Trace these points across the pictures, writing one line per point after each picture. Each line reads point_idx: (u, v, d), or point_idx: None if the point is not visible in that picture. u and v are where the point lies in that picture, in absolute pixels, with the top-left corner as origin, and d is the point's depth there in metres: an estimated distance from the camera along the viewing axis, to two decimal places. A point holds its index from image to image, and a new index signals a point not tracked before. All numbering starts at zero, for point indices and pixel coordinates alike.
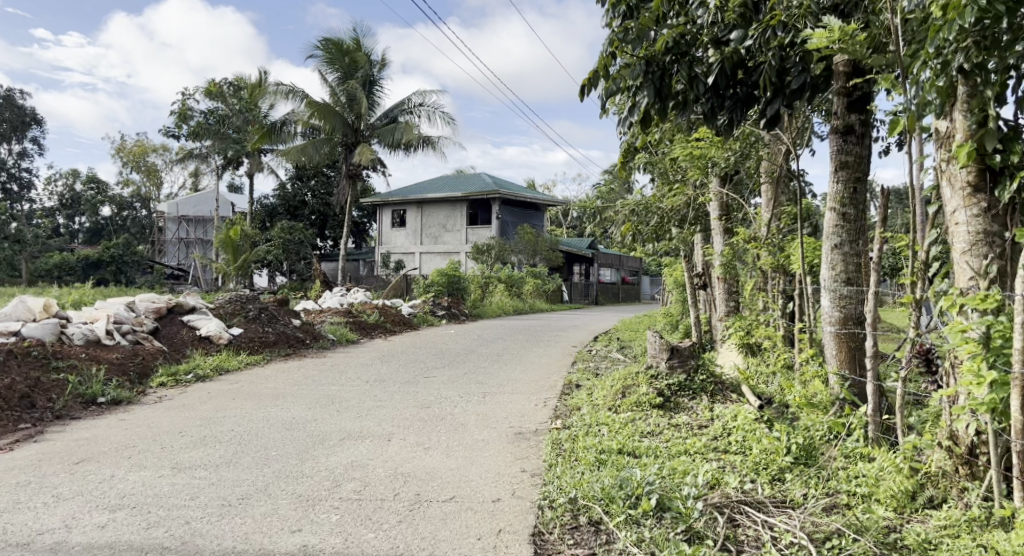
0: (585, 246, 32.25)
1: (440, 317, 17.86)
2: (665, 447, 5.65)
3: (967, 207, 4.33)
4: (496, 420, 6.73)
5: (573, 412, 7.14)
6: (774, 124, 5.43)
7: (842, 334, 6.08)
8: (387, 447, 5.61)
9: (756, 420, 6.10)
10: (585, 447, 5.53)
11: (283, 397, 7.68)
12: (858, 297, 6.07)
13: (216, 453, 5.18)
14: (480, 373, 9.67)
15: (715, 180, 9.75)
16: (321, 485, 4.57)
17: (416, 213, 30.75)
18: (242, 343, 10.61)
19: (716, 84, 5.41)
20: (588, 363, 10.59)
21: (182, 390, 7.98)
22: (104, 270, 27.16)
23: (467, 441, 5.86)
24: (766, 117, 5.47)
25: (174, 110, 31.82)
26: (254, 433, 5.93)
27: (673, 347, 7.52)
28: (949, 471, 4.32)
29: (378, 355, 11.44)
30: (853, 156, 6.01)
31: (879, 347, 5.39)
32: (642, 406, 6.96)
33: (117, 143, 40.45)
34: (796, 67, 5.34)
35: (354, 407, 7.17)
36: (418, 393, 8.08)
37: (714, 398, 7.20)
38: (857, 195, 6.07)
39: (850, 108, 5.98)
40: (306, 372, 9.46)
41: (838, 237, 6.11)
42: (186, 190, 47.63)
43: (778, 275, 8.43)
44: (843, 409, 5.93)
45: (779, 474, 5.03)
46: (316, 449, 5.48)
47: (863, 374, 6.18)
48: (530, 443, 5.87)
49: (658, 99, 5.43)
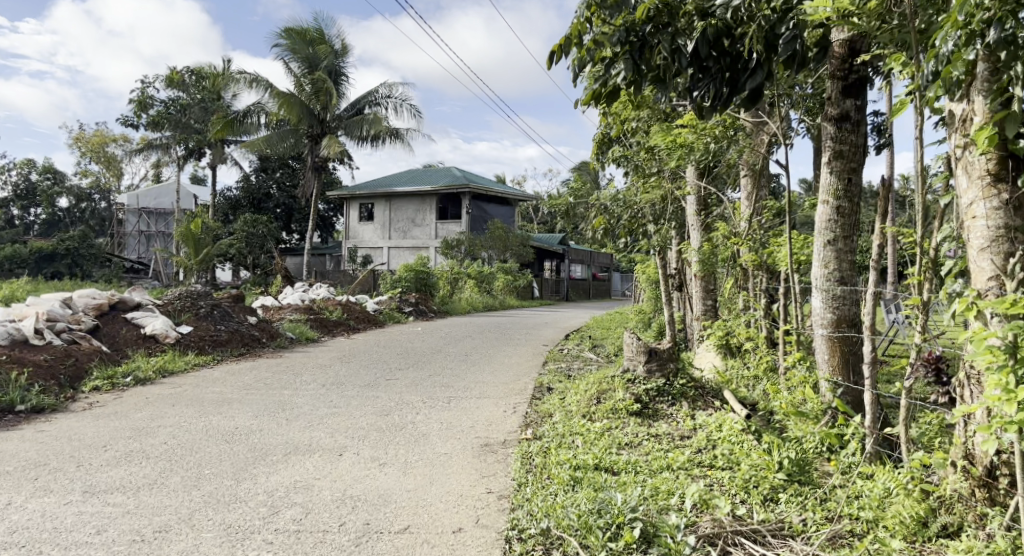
0: (556, 241, 31.77)
1: (408, 314, 17.27)
2: (644, 461, 5.15)
3: (985, 200, 3.87)
4: (460, 430, 6.17)
5: (545, 420, 6.63)
6: (757, 99, 4.85)
7: (834, 338, 5.60)
8: (336, 464, 5.03)
9: (743, 432, 5.60)
10: (558, 463, 5.00)
11: (230, 403, 7.05)
12: (852, 298, 5.61)
13: (139, 472, 4.56)
14: (446, 375, 9.11)
15: (693, 171, 9.27)
16: (255, 512, 4.00)
17: (384, 207, 30.02)
18: (190, 342, 9.93)
19: (696, 54, 4.89)
20: (560, 364, 10.11)
21: (118, 394, 7.32)
22: (58, 263, 26.12)
23: (428, 455, 5.31)
24: (747, 91, 4.87)
25: (132, 99, 30.68)
26: (188, 447, 5.32)
27: (651, 349, 6.99)
28: (964, 495, 3.83)
29: (339, 355, 10.82)
30: (848, 145, 5.57)
31: (879, 354, 4.95)
32: (618, 413, 6.47)
33: (74, 134, 39.21)
34: (786, 37, 4.79)
35: (306, 415, 6.58)
36: (378, 398, 7.49)
37: (695, 404, 6.71)
38: (851, 187, 5.61)
39: (845, 93, 5.51)
40: (258, 374, 8.81)
41: (831, 233, 5.65)
42: (147, 181, 46.39)
43: (760, 273, 8.01)
44: (835, 419, 5.48)
45: (772, 495, 4.55)
46: (256, 467, 4.88)
47: (858, 381, 5.72)
48: (497, 457, 5.34)
49: (634, 72, 4.97)
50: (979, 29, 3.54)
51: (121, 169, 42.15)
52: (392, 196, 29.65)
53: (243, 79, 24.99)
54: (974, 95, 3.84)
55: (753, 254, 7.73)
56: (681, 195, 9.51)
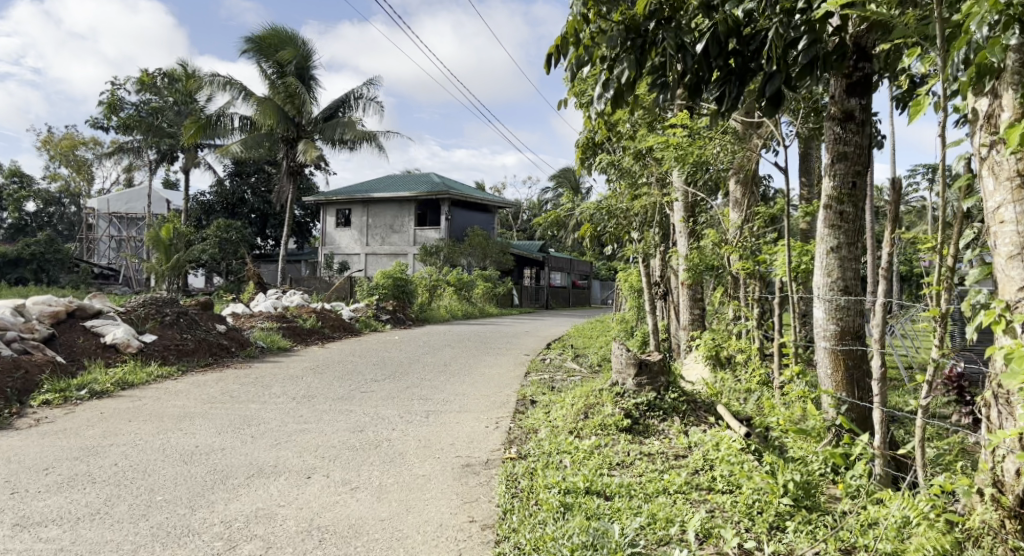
0: (536, 249, 31.42)
1: (385, 322, 16.79)
2: (639, 483, 4.78)
3: (1016, 202, 3.53)
4: (439, 448, 5.76)
5: (530, 437, 6.25)
6: (777, 103, 4.53)
7: (838, 350, 5.28)
8: (303, 488, 4.61)
9: (743, 451, 5.23)
10: (546, 487, 4.62)
11: (191, 419, 6.58)
12: (857, 308, 5.27)
13: (82, 499, 4.13)
14: (424, 386, 8.70)
15: (680, 176, 8.95)
16: (208, 548, 3.64)
17: (361, 213, 29.49)
18: (153, 352, 9.42)
19: (705, 53, 4.61)
20: (542, 375, 9.74)
21: (69, 409, 6.83)
22: (23, 268, 25.36)
23: (405, 478, 4.90)
24: (765, 95, 4.55)
25: (102, 101, 29.90)
26: (141, 468, 4.87)
27: (641, 361, 6.64)
28: (994, 527, 3.48)
29: (310, 365, 10.35)
30: (853, 146, 5.25)
31: (889, 369, 4.62)
32: (607, 429, 6.10)
33: (44, 136, 38.22)
34: (806, 38, 4.49)
35: (273, 432, 6.13)
36: (352, 412, 7.05)
37: (687, 419, 6.34)
38: (856, 191, 5.27)
39: (849, 92, 5.22)
40: (225, 386, 8.34)
41: (835, 240, 5.33)
42: (119, 186, 45.43)
43: (753, 282, 7.69)
44: (839, 438, 5.14)
45: (779, 523, 4.22)
46: (214, 492, 4.44)
47: (863, 397, 5.37)
48: (479, 480, 4.94)
49: (637, 71, 4.73)
50: (1017, 14, 3.25)
51: (91, 172, 41.26)
52: (370, 201, 29.14)
53: (216, 83, 24.42)
54: (1004, 90, 3.54)
55: (746, 262, 7.39)
56: (669, 202, 9.19)
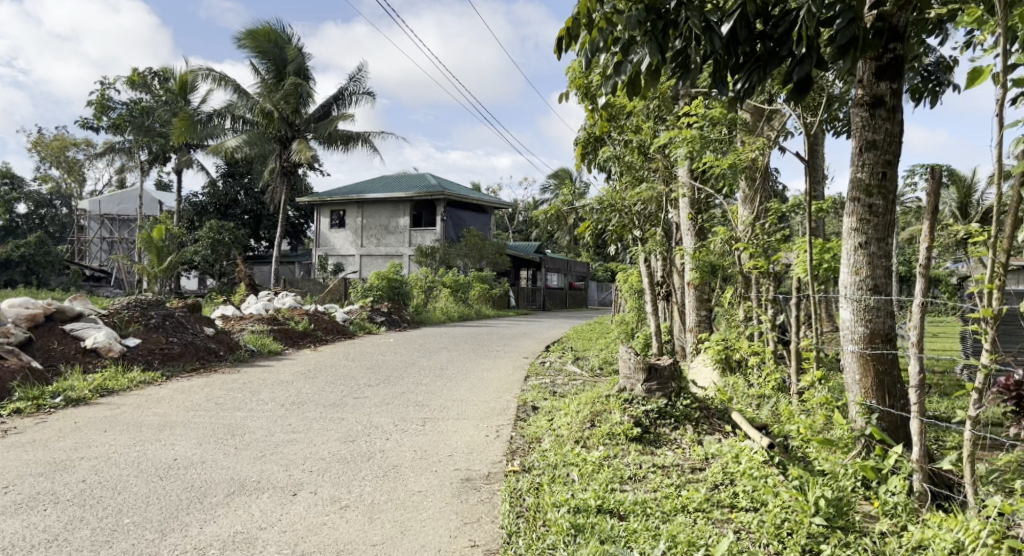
0: (532, 251, 31.04)
1: (380, 324, 16.37)
2: (655, 500, 4.40)
3: None
4: (437, 460, 5.35)
5: (534, 447, 5.86)
6: (803, 92, 4.20)
7: (867, 355, 4.89)
8: (288, 507, 4.23)
9: (766, 464, 4.83)
10: (554, 506, 4.23)
11: (172, 428, 6.18)
12: (887, 309, 4.89)
13: (41, 523, 3.81)
14: (420, 392, 8.29)
15: (687, 170, 8.57)
16: None
17: (355, 213, 29.04)
18: (136, 356, 9.01)
19: (733, 36, 4.26)
20: (543, 379, 9.37)
21: (42, 418, 6.41)
22: (13, 271, 24.86)
23: (399, 494, 4.52)
24: (793, 82, 4.22)
25: (92, 101, 29.43)
26: (112, 485, 4.48)
27: (650, 366, 6.23)
28: None
29: (301, 369, 9.96)
30: (882, 133, 4.88)
31: (928, 376, 4.23)
32: (616, 439, 5.72)
33: (35, 138, 37.62)
34: (841, 19, 4.14)
35: (259, 443, 5.74)
36: (343, 421, 6.65)
37: (701, 428, 5.94)
38: (886, 182, 4.89)
39: (879, 76, 4.86)
40: (211, 392, 7.92)
41: (862, 234, 4.94)
42: (110, 188, 44.80)
43: (766, 281, 7.29)
44: (869, 449, 4.77)
45: (812, 548, 3.86)
46: (190, 512, 4.06)
47: (894, 405, 4.97)
48: (480, 496, 4.55)
49: (657, 58, 4.40)
50: None
51: (84, 173, 40.68)
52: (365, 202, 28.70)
53: (208, 77, 23.84)
54: None
55: (759, 261, 7.01)
56: (676, 198, 8.78)
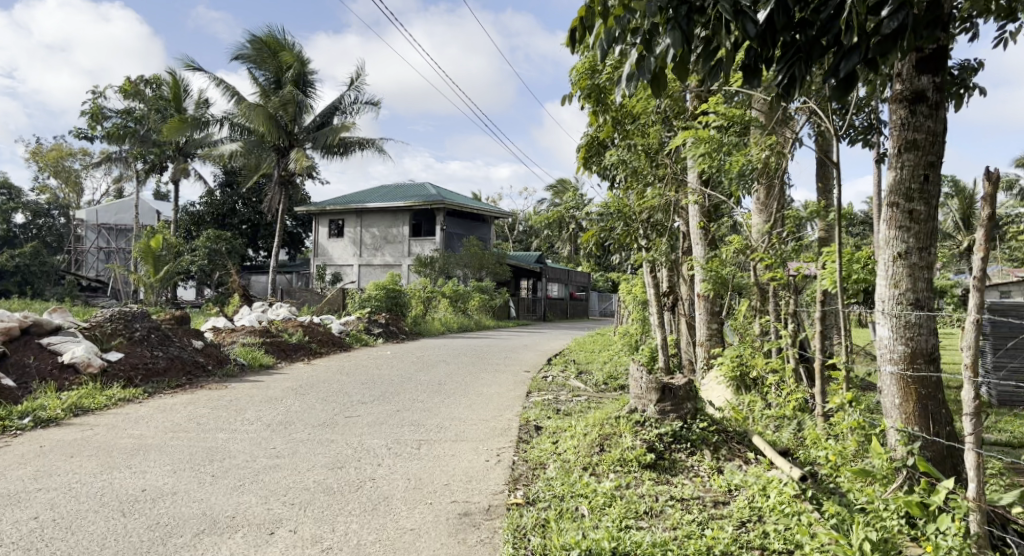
0: (533, 260, 30.58)
1: (377, 335, 15.88)
2: (676, 541, 3.93)
3: None
4: (432, 491, 4.87)
5: (537, 474, 5.38)
6: (851, 87, 3.75)
7: (908, 377, 4.41)
8: (262, 551, 3.78)
9: (798, 499, 4.35)
10: (563, 549, 3.77)
11: (146, 452, 5.71)
12: (930, 326, 4.41)
13: None
14: (415, 410, 7.81)
15: (697, 176, 8.12)
16: None
17: (354, 223, 28.59)
18: (117, 371, 8.53)
19: (769, 25, 3.80)
20: (546, 395, 8.88)
21: (7, 442, 5.93)
22: (8, 281, 24.39)
23: (388, 532, 4.07)
24: (839, 77, 3.77)
25: (85, 111, 28.99)
26: (69, 523, 4.02)
27: (664, 385, 5.73)
28: None
29: (292, 384, 9.47)
30: (923, 133, 4.43)
31: (984, 400, 3.74)
32: (627, 466, 5.25)
33: (33, 148, 37.19)
34: (893, 3, 3.66)
35: (238, 469, 5.26)
36: (332, 443, 6.17)
37: (720, 454, 5.46)
38: (928, 186, 4.43)
39: (920, 69, 4.42)
40: (193, 411, 7.44)
41: (902, 243, 4.47)
42: (109, 197, 44.25)
43: (785, 294, 6.81)
44: (913, 482, 4.27)
45: None
46: None
47: (938, 433, 4.47)
48: (479, 534, 4.09)
49: (683, 48, 3.92)
50: None
51: (82, 182, 40.09)
52: (363, 211, 28.27)
53: None
54: None
55: (777, 272, 6.54)
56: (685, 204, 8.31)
